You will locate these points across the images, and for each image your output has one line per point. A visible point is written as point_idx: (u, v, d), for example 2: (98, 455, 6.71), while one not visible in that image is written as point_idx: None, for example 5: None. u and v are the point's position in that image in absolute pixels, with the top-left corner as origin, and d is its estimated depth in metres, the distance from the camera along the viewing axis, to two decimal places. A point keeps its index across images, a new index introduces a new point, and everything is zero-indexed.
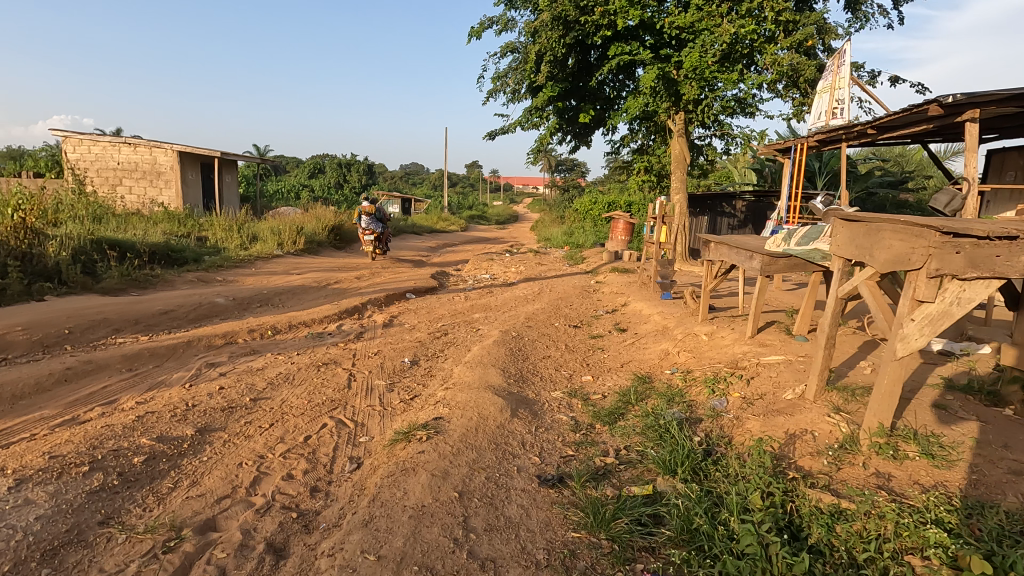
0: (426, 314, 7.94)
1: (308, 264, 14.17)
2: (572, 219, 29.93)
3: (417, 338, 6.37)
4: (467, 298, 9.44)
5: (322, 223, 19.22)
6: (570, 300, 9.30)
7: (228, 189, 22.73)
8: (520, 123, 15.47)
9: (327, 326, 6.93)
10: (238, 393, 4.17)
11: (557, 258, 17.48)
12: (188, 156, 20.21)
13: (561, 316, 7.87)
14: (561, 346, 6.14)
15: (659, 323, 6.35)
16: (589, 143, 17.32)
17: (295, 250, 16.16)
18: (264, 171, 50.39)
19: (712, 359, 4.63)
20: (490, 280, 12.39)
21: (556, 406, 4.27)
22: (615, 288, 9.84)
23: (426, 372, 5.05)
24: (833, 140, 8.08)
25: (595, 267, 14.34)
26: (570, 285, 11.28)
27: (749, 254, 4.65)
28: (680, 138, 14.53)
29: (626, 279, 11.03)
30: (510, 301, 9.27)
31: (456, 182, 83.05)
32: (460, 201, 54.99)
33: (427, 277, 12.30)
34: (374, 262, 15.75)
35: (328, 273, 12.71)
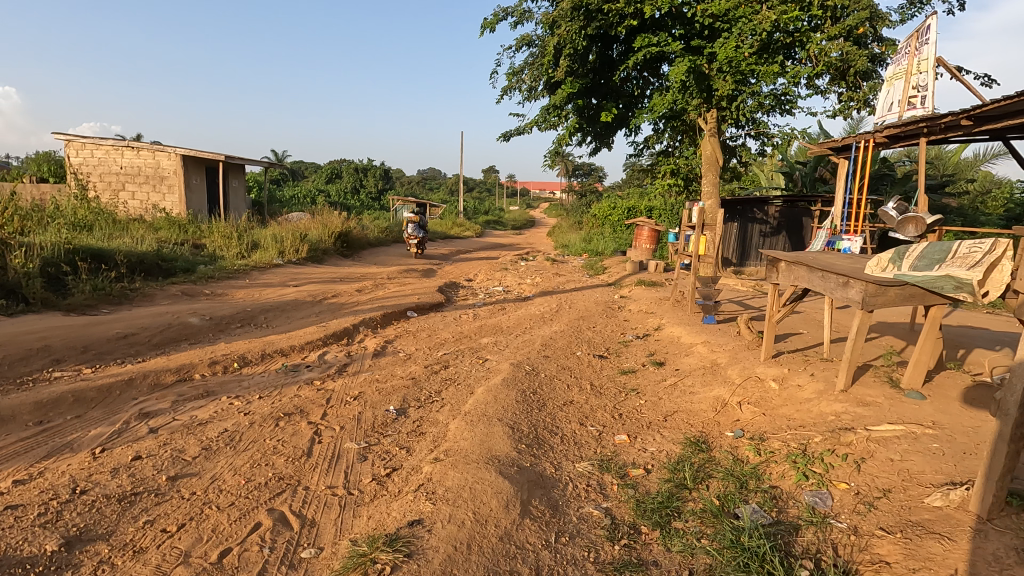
0: (427, 339, 6.88)
1: (309, 274, 13.21)
2: (590, 226, 28.71)
3: (410, 373, 5.29)
4: (476, 318, 8.35)
5: (328, 229, 18.31)
6: (592, 320, 8.15)
7: (235, 195, 22.01)
8: (536, 123, 14.40)
9: (307, 355, 5.89)
10: (154, 468, 3.10)
11: (575, 268, 16.32)
12: (193, 160, 19.52)
13: (582, 342, 6.73)
14: (585, 386, 5.00)
15: (706, 358, 5.17)
16: (610, 145, 16.20)
17: (297, 258, 15.24)
18: (280, 176, 50.04)
19: (793, 420, 3.47)
20: (504, 294, 11.30)
21: (583, 488, 3.12)
22: (644, 307, 8.67)
23: (414, 428, 3.94)
24: (907, 135, 6.86)
25: (617, 278, 13.15)
26: (591, 301, 10.11)
27: (844, 280, 3.46)
28: (712, 138, 13.23)
29: (655, 294, 9.85)
30: (523, 321, 8.15)
31: (472, 187, 82.25)
32: (476, 206, 54.08)
33: (434, 290, 11.25)
34: (381, 272, 14.75)
35: (329, 285, 11.75)
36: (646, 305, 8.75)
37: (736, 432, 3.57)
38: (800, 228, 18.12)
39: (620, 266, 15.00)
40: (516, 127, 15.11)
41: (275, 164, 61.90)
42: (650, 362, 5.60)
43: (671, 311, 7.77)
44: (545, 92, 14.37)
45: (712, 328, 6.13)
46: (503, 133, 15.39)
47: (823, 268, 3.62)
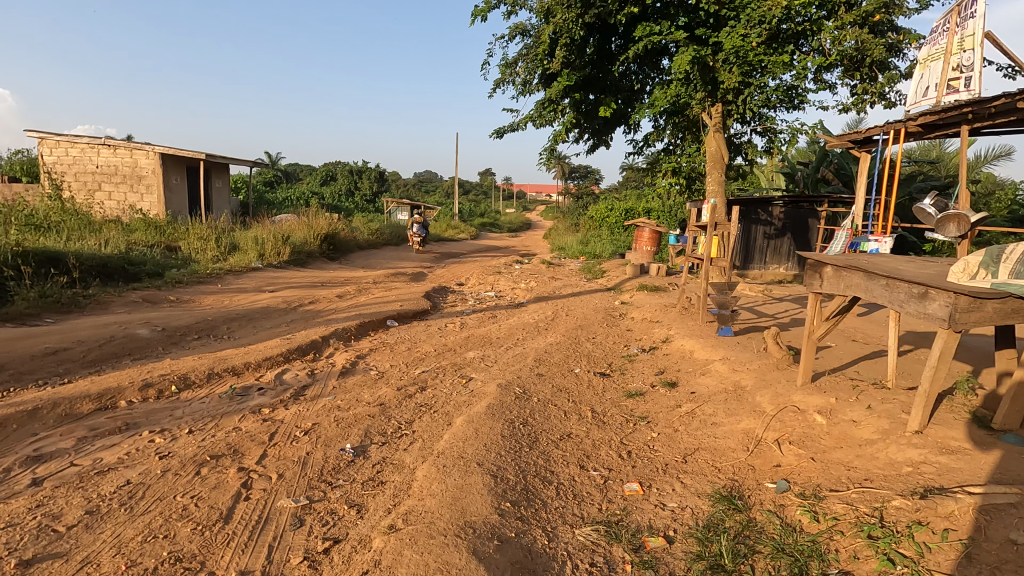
0: (405, 353, 6.10)
1: (289, 278, 12.40)
2: (586, 228, 27.95)
3: (380, 397, 4.50)
4: (462, 327, 7.57)
5: (313, 231, 17.50)
6: (590, 330, 7.39)
7: (218, 195, 21.17)
8: (531, 119, 13.65)
9: (263, 374, 5.09)
10: (6, 548, 2.30)
11: (572, 271, 15.56)
12: (172, 159, 18.69)
13: (580, 357, 5.96)
14: (586, 414, 4.22)
15: (727, 379, 4.39)
16: (609, 142, 15.49)
17: (278, 262, 14.42)
18: (272, 178, 49.18)
19: (855, 472, 2.70)
20: (495, 300, 10.53)
21: (586, 571, 2.32)
22: (648, 315, 7.90)
23: (372, 475, 3.13)
24: (944, 124, 6.13)
25: (616, 283, 12.40)
26: (590, 308, 9.33)
27: (920, 290, 2.67)
28: (717, 134, 12.50)
29: (658, 302, 9.09)
30: (514, 331, 7.37)
31: (468, 190, 81.56)
32: (471, 208, 53.33)
33: (420, 296, 10.45)
34: (366, 276, 13.95)
35: (308, 290, 10.92)
36: (650, 313, 7.98)
37: (780, 483, 2.80)
38: (806, 229, 17.32)
39: (619, 269, 14.25)
40: (510, 123, 14.38)
41: (268, 166, 61.04)
42: (661, 383, 4.83)
43: (678, 320, 7.01)
44: (540, 86, 13.64)
45: (729, 342, 5.36)
46: (497, 129, 14.67)
47: (890, 275, 2.82)
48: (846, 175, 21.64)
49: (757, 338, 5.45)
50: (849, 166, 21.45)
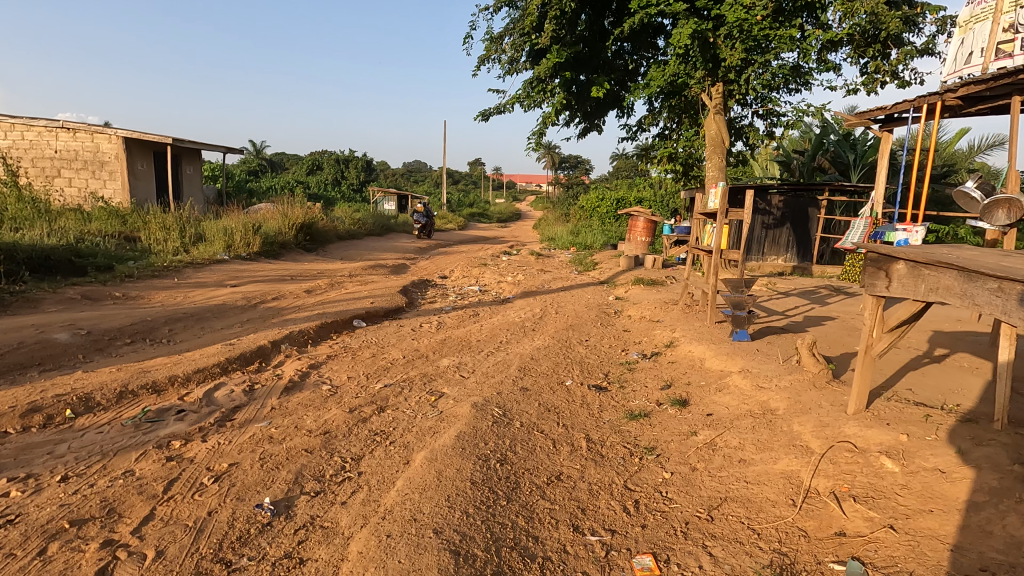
0: (369, 361, 5.25)
1: (256, 271, 11.46)
2: (577, 218, 27.14)
3: (326, 423, 3.65)
4: (439, 328, 6.74)
5: (288, 220, 16.52)
6: (583, 331, 6.58)
7: (189, 183, 20.06)
8: (518, 99, 12.74)
9: (190, 391, 4.21)
10: None
11: (562, 263, 14.75)
12: (137, 143, 17.55)
13: (572, 365, 5.15)
14: (580, 445, 3.40)
15: (752, 399, 3.61)
16: (601, 126, 14.64)
17: (248, 253, 13.46)
18: (255, 166, 47.78)
19: (962, 556, 1.92)
20: (479, 295, 9.69)
21: None
22: (647, 314, 7.11)
23: (290, 548, 2.31)
24: (989, 95, 5.34)
25: (609, 275, 11.60)
26: (582, 305, 8.51)
27: None
28: (718, 115, 11.67)
29: (656, 298, 8.30)
30: (497, 333, 6.54)
31: (457, 179, 80.36)
32: (460, 198, 52.32)
33: (397, 291, 9.59)
34: (343, 269, 13.04)
35: (274, 284, 10.00)
36: (648, 312, 7.19)
37: (853, 564, 2.01)
38: (807, 218, 16.68)
39: (612, 261, 13.46)
40: (496, 105, 13.49)
41: (252, 155, 59.45)
42: (669, 401, 4.03)
43: (682, 320, 6.22)
44: (528, 65, 12.75)
45: (746, 349, 4.57)
46: (483, 111, 13.74)
47: (1004, 275, 2.01)
48: (844, 163, 20.98)
49: (778, 345, 4.67)
50: (847, 154, 20.79)
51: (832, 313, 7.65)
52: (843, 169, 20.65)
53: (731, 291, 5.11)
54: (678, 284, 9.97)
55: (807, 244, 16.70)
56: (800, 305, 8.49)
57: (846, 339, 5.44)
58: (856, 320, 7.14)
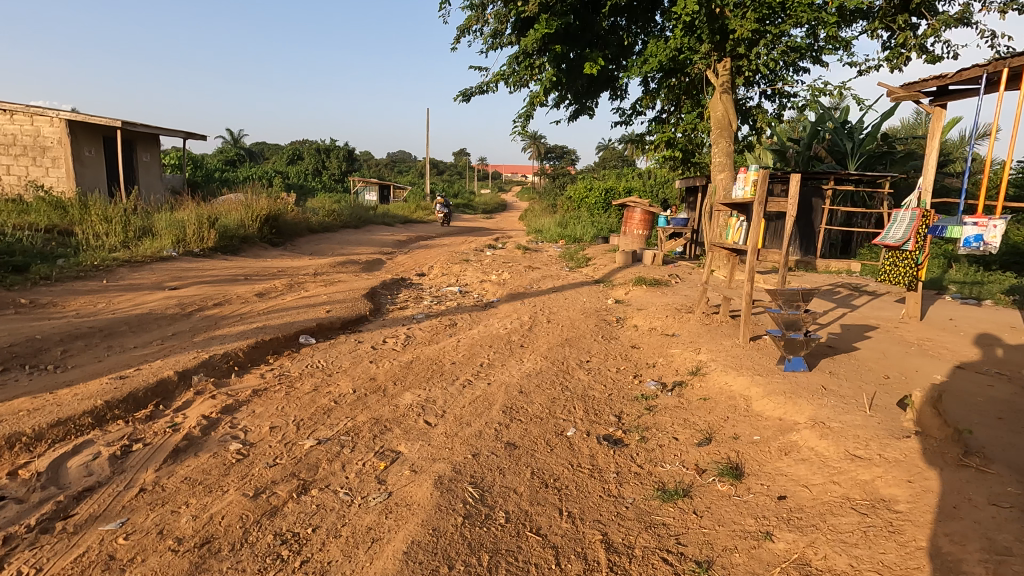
0: (307, 396, 4.02)
1: (206, 270, 10.11)
2: (564, 209, 26.01)
3: (213, 521, 2.42)
4: (405, 345, 5.52)
5: (251, 212, 15.09)
6: (583, 348, 5.41)
7: (146, 171, 18.45)
8: (503, 77, 11.47)
9: (32, 460, 2.94)
10: None
11: (551, 258, 13.59)
12: (84, 127, 15.95)
13: (571, 402, 3.96)
14: (597, 561, 2.22)
15: (845, 480, 2.45)
16: (593, 109, 13.44)
17: (201, 248, 12.07)
18: (232, 156, 45.74)
19: None
20: (459, 297, 8.49)
21: None
22: (657, 324, 5.96)
23: None
24: None
25: (605, 273, 10.46)
26: (576, 310, 7.33)
27: None
28: (725, 94, 10.45)
29: (662, 303, 7.16)
30: (475, 351, 5.34)
31: (441, 170, 78.57)
32: (443, 188, 50.97)
33: (364, 293, 8.34)
34: (307, 267, 11.70)
35: (222, 286, 8.68)
36: (658, 321, 6.04)
37: None
38: (810, 209, 15.78)
39: (606, 256, 12.30)
40: (478, 84, 12.23)
41: (228, 144, 57.13)
42: (714, 470, 2.87)
43: (703, 334, 5.09)
44: (513, 39, 11.49)
45: (808, 386, 3.42)
46: (464, 91, 12.45)
47: None
48: (841, 153, 20.05)
49: (848, 381, 3.53)
50: (845, 142, 19.85)
51: (866, 322, 6.59)
52: (840, 158, 19.70)
53: (788, 305, 3.79)
54: (683, 284, 8.84)
55: (811, 235, 15.74)
56: (825, 309, 7.42)
57: (913, 363, 4.36)
58: (900, 330, 6.06)
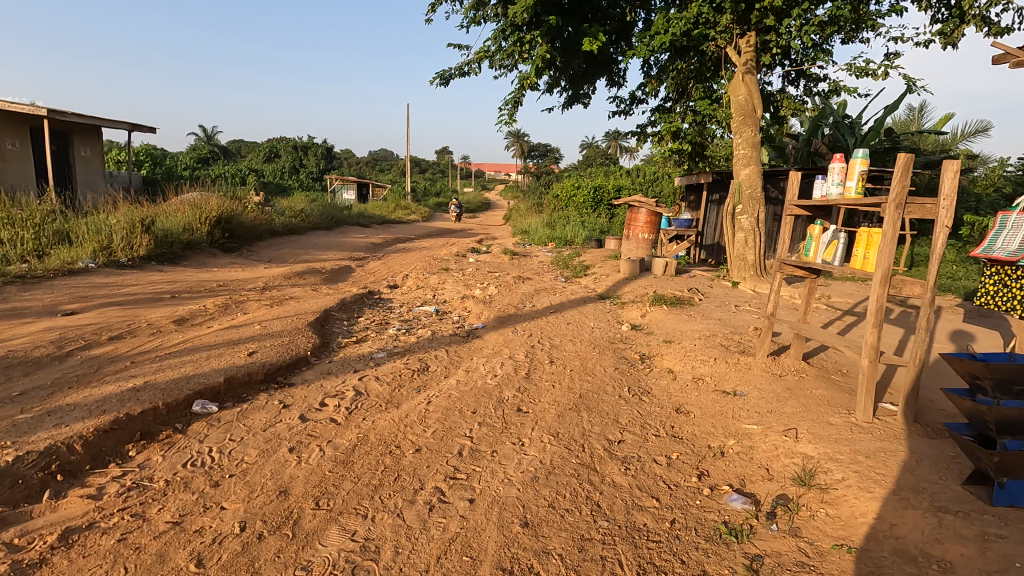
0: (156, 545, 2.32)
1: (127, 285, 8.32)
2: (551, 208, 24.45)
3: None
4: (350, 411, 3.83)
5: (199, 213, 13.24)
6: (610, 415, 3.77)
7: (85, 167, 16.39)
8: (488, 55, 9.82)
9: None
10: None
11: (542, 265, 12.01)
12: (6, 116, 13.87)
13: (611, 550, 2.32)
14: None
15: None
16: (588, 97, 11.87)
17: (130, 257, 10.23)
18: (207, 154, 43.40)
19: None
20: (435, 322, 6.86)
21: None
22: (703, 370, 4.34)
23: None
24: None
25: (609, 286, 8.91)
26: (584, 343, 5.70)
27: None
28: (748, 75, 8.87)
29: (696, 332, 5.55)
30: (451, 421, 3.67)
31: (424, 168, 76.66)
32: (425, 186, 49.18)
33: (315, 315, 6.64)
34: (257, 278, 9.94)
35: (135, 309, 6.90)
36: (704, 364, 4.43)
37: None
38: None
39: (605, 264, 10.73)
40: (457, 65, 10.61)
41: (201, 141, 54.45)
42: None
43: (787, 400, 3.49)
44: (499, 11, 9.84)
45: None
46: (442, 74, 10.80)
47: None
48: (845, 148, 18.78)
49: None
50: (846, 138, 18.49)
51: None
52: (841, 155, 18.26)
53: (1002, 394, 2.37)
54: (708, 302, 7.28)
55: None
56: (893, 340, 5.91)
57: None
58: None
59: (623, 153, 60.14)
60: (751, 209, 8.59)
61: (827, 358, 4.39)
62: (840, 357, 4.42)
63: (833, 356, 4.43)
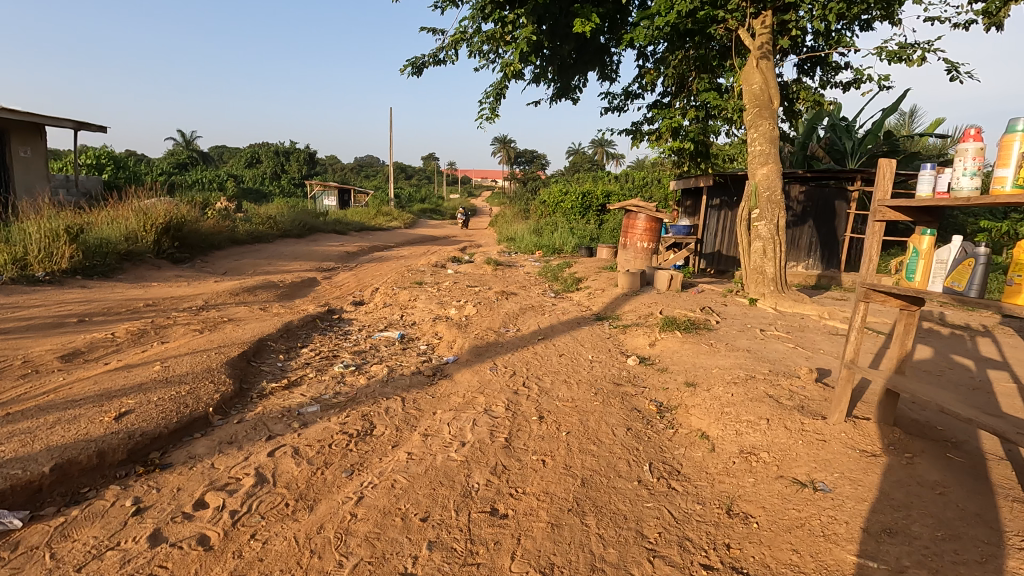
0: None
1: (28, 307, 6.89)
2: (537, 213, 23.30)
3: None
4: (233, 522, 2.51)
5: (143, 220, 11.82)
6: (630, 523, 2.51)
7: (24, 169, 14.82)
8: (466, 39, 8.58)
9: None
10: None
11: (529, 277, 10.77)
12: None
13: None
14: None
15: None
16: (579, 90, 10.70)
17: (47, 272, 8.79)
18: (184, 158, 41.64)
19: None
20: (396, 354, 5.57)
21: None
22: (753, 438, 3.10)
23: None
24: None
25: (605, 303, 7.68)
26: (582, 385, 4.44)
27: None
28: (765, 61, 7.71)
29: (726, 372, 4.31)
30: (386, 540, 2.38)
31: (408, 174, 75.43)
32: (409, 192, 47.85)
33: (242, 346, 5.29)
34: (197, 295, 8.54)
35: (19, 341, 5.51)
36: (753, 427, 3.19)
37: None
38: (832, 214, 13.46)
39: (600, 276, 9.52)
40: (431, 52, 9.37)
41: (178, 145, 52.48)
42: None
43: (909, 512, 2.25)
44: None
45: None
46: (414, 62, 9.56)
47: None
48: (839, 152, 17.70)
49: None
50: (843, 141, 17.39)
51: None
52: (838, 159, 17.26)
53: None
54: (726, 326, 6.08)
55: (832, 248, 13.57)
56: (965, 377, 4.74)
57: None
58: None
59: (610, 159, 59.48)
60: (769, 214, 7.42)
61: (921, 420, 3.18)
62: (937, 417, 3.22)
63: (926, 416, 3.23)
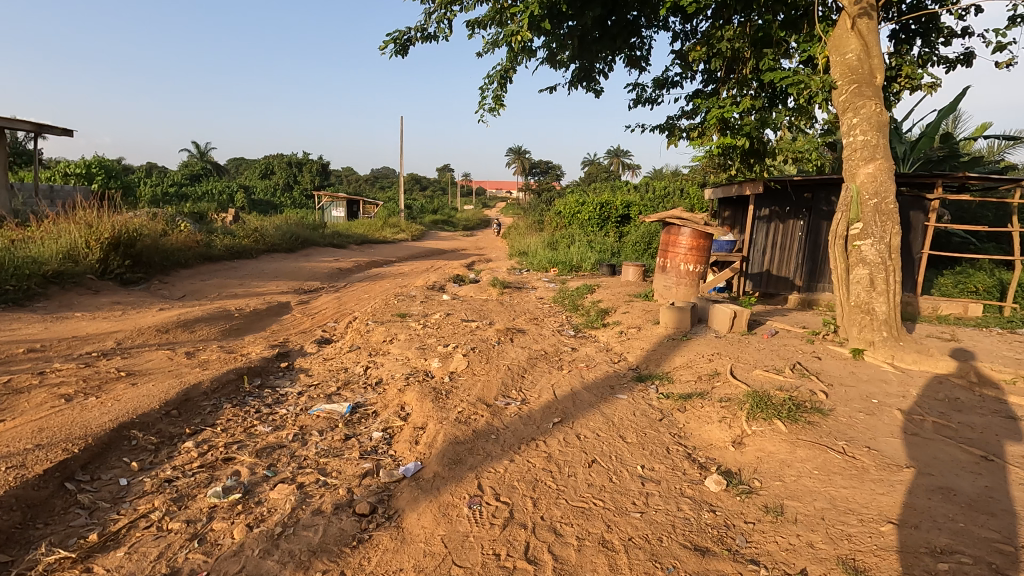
0: None
1: None
2: (551, 225, 21.25)
3: None
4: None
5: (86, 236, 10.00)
6: None
7: None
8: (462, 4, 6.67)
9: None
10: None
11: (541, 306, 8.68)
12: None
13: None
14: None
15: None
16: (601, 78, 8.70)
17: None
18: (192, 169, 40.24)
19: None
20: (328, 452, 3.51)
21: None
22: None
23: None
24: None
25: (647, 351, 5.57)
26: (638, 558, 2.35)
27: None
28: (867, 21, 5.59)
29: (924, 555, 2.19)
30: None
31: (422, 184, 73.94)
32: (421, 203, 46.10)
33: (75, 444, 3.26)
34: (112, 334, 6.59)
35: None
36: None
37: None
38: (906, 228, 11.26)
39: (633, 307, 7.40)
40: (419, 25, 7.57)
41: (190, 156, 51.44)
42: None
43: None
44: None
45: None
46: (398, 37, 7.76)
47: None
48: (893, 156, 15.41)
49: None
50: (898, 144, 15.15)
51: None
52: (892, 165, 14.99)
53: None
54: (844, 404, 3.94)
55: (907, 269, 11.35)
56: None
57: None
58: None
59: (627, 169, 57.45)
60: (877, 229, 5.28)
61: None
62: None
63: None
